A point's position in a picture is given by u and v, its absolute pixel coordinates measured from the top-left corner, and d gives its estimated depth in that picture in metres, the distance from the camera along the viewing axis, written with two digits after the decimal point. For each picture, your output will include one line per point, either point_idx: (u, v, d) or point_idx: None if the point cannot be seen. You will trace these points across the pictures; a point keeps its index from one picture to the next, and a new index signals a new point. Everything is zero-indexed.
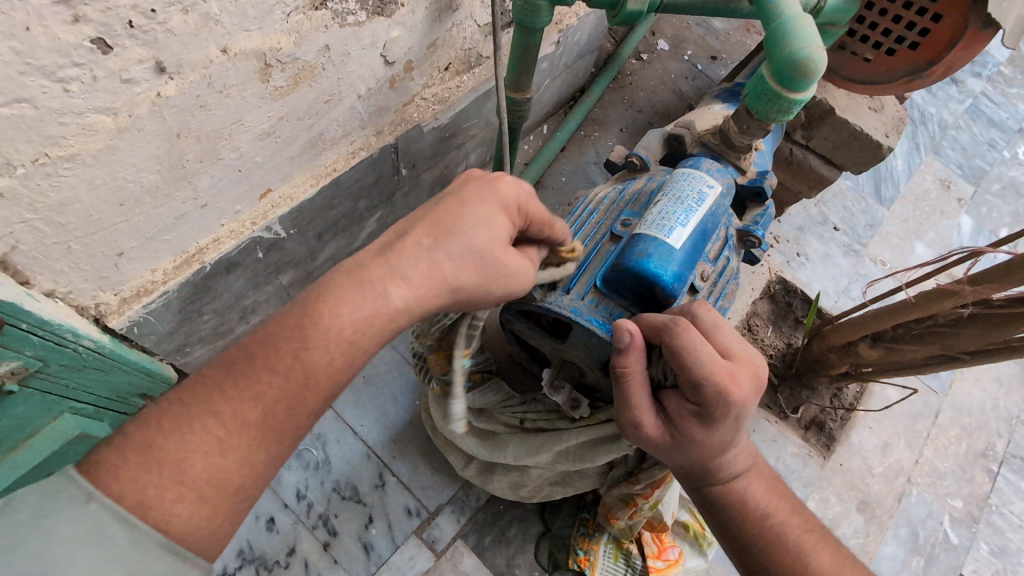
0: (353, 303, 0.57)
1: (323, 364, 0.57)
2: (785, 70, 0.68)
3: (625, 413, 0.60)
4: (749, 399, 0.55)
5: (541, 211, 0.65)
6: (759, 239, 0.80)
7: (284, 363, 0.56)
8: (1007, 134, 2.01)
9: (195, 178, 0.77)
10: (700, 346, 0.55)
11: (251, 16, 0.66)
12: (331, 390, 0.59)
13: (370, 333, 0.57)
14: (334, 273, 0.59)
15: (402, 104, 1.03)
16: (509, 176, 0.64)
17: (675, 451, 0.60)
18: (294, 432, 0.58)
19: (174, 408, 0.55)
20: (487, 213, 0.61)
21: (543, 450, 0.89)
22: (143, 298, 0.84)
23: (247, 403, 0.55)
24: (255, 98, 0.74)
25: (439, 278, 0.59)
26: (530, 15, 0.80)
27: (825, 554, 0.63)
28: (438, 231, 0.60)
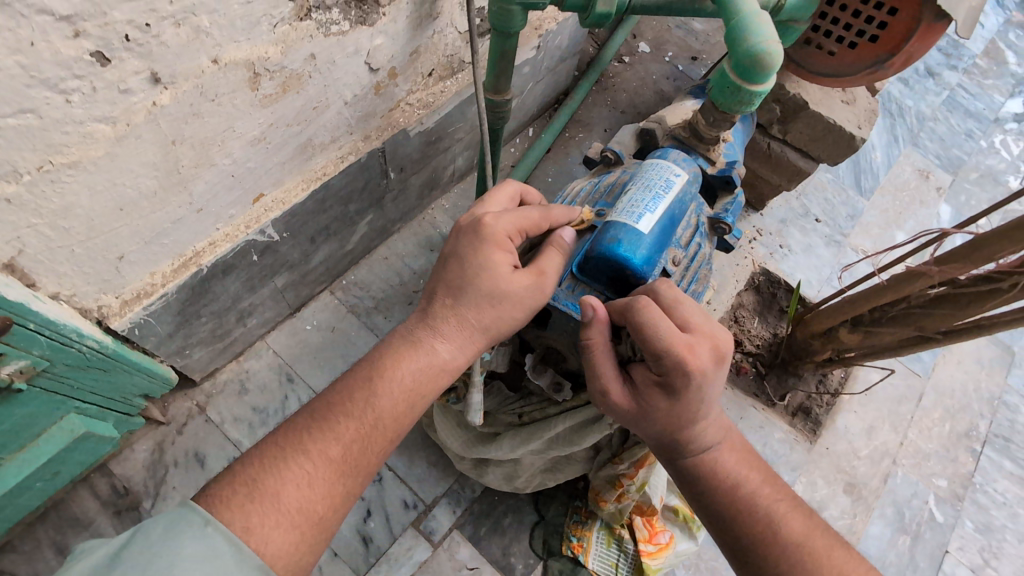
0: (407, 356, 0.65)
1: (389, 407, 0.62)
2: (744, 63, 0.72)
3: (595, 384, 0.65)
4: (708, 369, 0.59)
5: (530, 220, 0.69)
6: (729, 226, 0.84)
7: (358, 407, 0.61)
8: (984, 124, 2.06)
9: (190, 183, 0.81)
10: (659, 320, 0.59)
11: (239, 28, 0.70)
12: (400, 430, 0.63)
13: (426, 377, 0.65)
14: (393, 337, 0.67)
15: (388, 109, 1.07)
16: (491, 214, 0.68)
17: (644, 422, 0.64)
18: (369, 469, 0.62)
19: (270, 448, 0.58)
20: (487, 258, 0.66)
21: (534, 439, 0.90)
22: (143, 301, 0.88)
23: (329, 441, 0.59)
24: (245, 106, 0.79)
25: (470, 324, 0.66)
26: (505, 21, 0.84)
27: (796, 520, 0.65)
28: (455, 288, 0.66)
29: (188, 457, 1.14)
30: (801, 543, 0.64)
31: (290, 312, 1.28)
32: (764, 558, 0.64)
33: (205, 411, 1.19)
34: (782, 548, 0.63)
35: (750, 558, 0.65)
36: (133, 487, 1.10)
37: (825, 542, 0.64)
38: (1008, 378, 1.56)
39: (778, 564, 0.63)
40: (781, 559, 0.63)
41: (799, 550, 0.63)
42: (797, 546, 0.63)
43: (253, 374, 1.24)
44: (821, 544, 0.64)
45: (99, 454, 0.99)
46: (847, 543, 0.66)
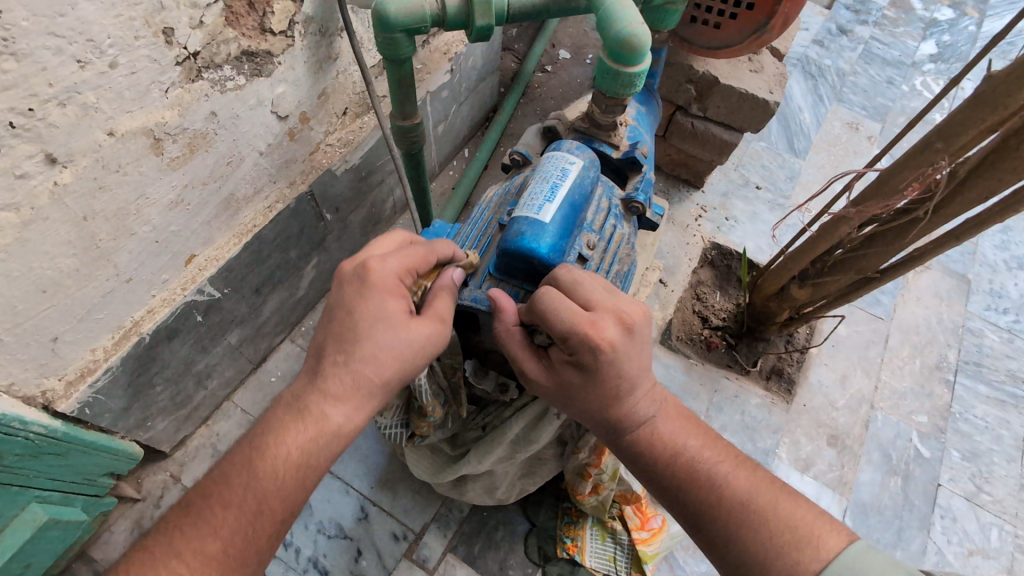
0: (296, 430, 0.64)
1: (274, 488, 0.64)
2: (616, 49, 0.75)
3: (516, 367, 0.69)
4: (616, 341, 0.62)
5: (417, 257, 0.70)
6: (642, 204, 0.87)
7: (235, 496, 0.63)
8: (902, 69, 2.14)
9: (113, 255, 0.82)
10: (558, 303, 0.62)
11: (129, 97, 0.73)
12: (289, 507, 0.65)
13: (317, 448, 0.65)
14: (275, 409, 0.67)
15: (309, 153, 1.10)
16: (376, 258, 0.68)
17: (568, 401, 0.67)
18: (257, 554, 0.64)
19: (143, 552, 0.61)
20: (378, 306, 0.66)
21: (494, 448, 0.92)
22: (88, 378, 0.88)
23: (206, 538, 0.62)
24: (152, 171, 0.81)
25: (364, 385, 0.66)
26: (393, 50, 0.88)
27: (740, 477, 0.67)
28: (345, 343, 0.65)
29: None
30: (746, 499, 0.65)
31: (251, 366, 1.28)
32: (712, 518, 0.66)
33: (180, 480, 1.18)
34: (727, 507, 0.65)
35: (702, 523, 0.67)
36: None
37: (770, 494, 0.65)
38: (968, 305, 1.59)
39: (725, 524, 0.65)
40: (728, 518, 0.65)
41: (744, 506, 0.65)
42: (741, 503, 0.65)
43: (224, 435, 1.23)
44: (767, 497, 0.65)
45: (70, 539, 0.99)
46: (796, 493, 0.67)
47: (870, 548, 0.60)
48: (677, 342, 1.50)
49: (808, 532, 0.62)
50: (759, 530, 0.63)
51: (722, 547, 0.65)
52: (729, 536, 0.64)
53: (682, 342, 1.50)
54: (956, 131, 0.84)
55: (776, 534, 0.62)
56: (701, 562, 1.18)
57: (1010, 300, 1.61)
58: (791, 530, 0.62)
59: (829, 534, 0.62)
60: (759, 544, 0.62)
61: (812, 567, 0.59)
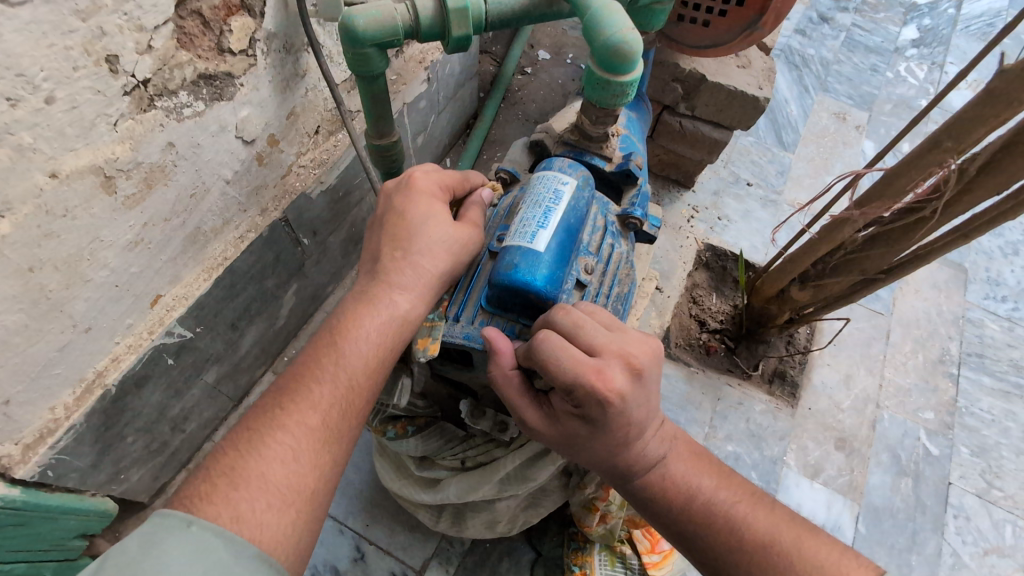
0: (372, 312, 0.65)
1: (362, 365, 0.63)
2: (606, 57, 0.70)
3: (514, 414, 0.64)
4: (626, 390, 0.57)
5: (453, 177, 0.74)
6: (640, 220, 0.81)
7: (328, 374, 0.62)
8: (886, 56, 2.11)
9: (67, 305, 0.75)
10: (560, 352, 0.56)
11: (71, 135, 0.66)
12: (377, 387, 0.65)
13: (396, 327, 0.65)
14: (345, 298, 0.67)
15: (280, 177, 1.03)
16: (419, 171, 0.72)
17: (574, 449, 0.63)
18: (353, 432, 0.63)
19: (243, 434, 0.58)
20: (427, 207, 0.69)
21: (482, 484, 0.87)
22: (48, 439, 0.80)
23: (306, 411, 0.59)
24: (106, 213, 0.74)
25: (430, 271, 0.67)
26: (364, 66, 0.81)
27: (759, 517, 0.64)
28: (401, 238, 0.68)
29: None
30: (768, 541, 0.62)
31: (232, 403, 1.21)
32: (732, 562, 0.63)
33: None
34: (747, 550, 0.62)
35: (721, 567, 0.64)
36: None
37: (792, 534, 0.62)
38: (967, 295, 1.57)
39: (748, 568, 0.61)
40: (751, 564, 0.61)
41: (765, 549, 0.62)
42: (760, 544, 0.62)
43: None
44: (788, 537, 0.62)
45: None
46: (816, 529, 0.64)
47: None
48: (676, 348, 1.46)
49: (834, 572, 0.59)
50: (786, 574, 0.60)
51: None
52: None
53: (680, 348, 1.46)
54: (964, 129, 0.80)
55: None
56: None
57: (1008, 287, 1.59)
58: (818, 571, 0.59)
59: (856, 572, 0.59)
60: None
61: None
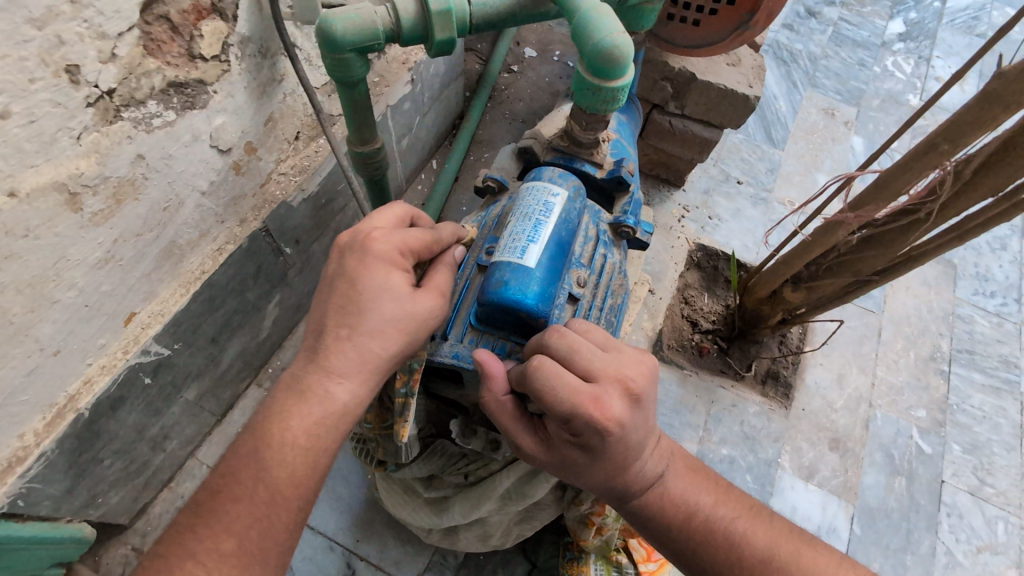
0: (300, 413, 0.61)
1: (286, 476, 0.60)
2: (596, 62, 0.67)
3: (508, 439, 0.62)
4: (624, 417, 0.55)
5: (421, 236, 0.67)
6: (632, 228, 0.79)
7: (247, 488, 0.59)
8: (873, 50, 2.10)
9: (34, 328, 0.71)
10: (557, 381, 0.53)
11: (30, 150, 0.62)
12: (305, 495, 0.61)
13: (325, 429, 0.62)
14: (275, 392, 0.64)
15: (259, 185, 0.99)
16: (379, 231, 0.65)
17: (569, 473, 0.61)
18: (277, 548, 0.59)
19: (156, 558, 0.56)
20: (380, 281, 0.63)
21: (485, 500, 0.85)
22: (18, 468, 0.76)
23: (220, 534, 0.57)
24: (72, 230, 0.70)
25: (372, 360, 0.63)
26: (344, 72, 0.77)
27: (758, 533, 0.63)
28: (348, 315, 0.62)
29: None
30: (768, 557, 0.61)
31: (216, 419, 1.17)
32: None
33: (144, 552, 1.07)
34: (747, 567, 0.61)
35: None
36: None
37: (790, 548, 0.61)
38: (957, 291, 1.57)
39: None
40: None
41: (765, 565, 0.61)
42: (760, 561, 0.61)
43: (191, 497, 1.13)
44: (787, 551, 0.61)
45: None
46: (813, 539, 0.64)
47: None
48: (669, 351, 1.44)
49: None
50: None
51: None
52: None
53: (673, 351, 1.44)
54: (961, 132, 0.78)
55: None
56: None
57: (997, 282, 1.59)
58: None
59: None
60: None
61: None
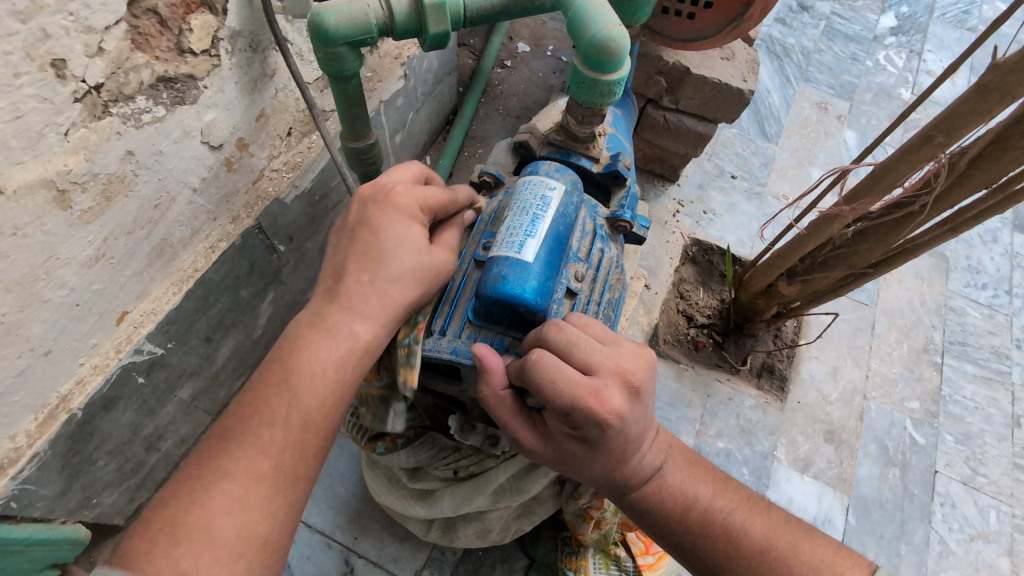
0: (326, 346, 0.61)
1: (316, 404, 0.60)
2: (592, 55, 0.66)
3: (507, 434, 0.62)
4: (624, 410, 0.54)
5: (440, 195, 0.68)
6: (629, 222, 0.78)
7: (279, 413, 0.58)
8: (865, 45, 2.10)
9: (23, 328, 0.70)
10: (557, 375, 0.53)
11: (17, 147, 0.61)
12: (332, 425, 0.61)
13: (349, 366, 0.62)
14: (297, 327, 0.63)
15: (251, 182, 0.98)
16: (402, 185, 0.66)
17: (569, 467, 0.61)
18: (308, 474, 0.60)
19: (188, 479, 0.55)
20: (402, 230, 0.63)
21: (477, 496, 0.86)
22: (10, 470, 0.75)
23: (256, 455, 0.57)
24: (61, 228, 0.69)
25: (394, 304, 0.63)
26: (337, 66, 0.76)
27: (757, 524, 0.63)
28: (370, 260, 0.63)
29: None
30: (766, 547, 0.61)
31: (210, 418, 1.16)
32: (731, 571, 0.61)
33: None
34: (746, 557, 0.61)
35: None
36: None
37: (787, 538, 0.61)
38: (949, 283, 1.58)
39: None
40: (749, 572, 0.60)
41: (763, 555, 0.61)
42: (758, 552, 0.61)
43: None
44: (784, 542, 0.61)
45: None
46: (810, 530, 0.64)
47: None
48: (665, 345, 1.44)
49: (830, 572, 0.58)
50: None
51: None
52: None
53: (669, 345, 1.44)
54: (955, 125, 0.79)
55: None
56: None
57: (988, 275, 1.60)
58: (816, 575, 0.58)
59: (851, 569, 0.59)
60: None
61: None
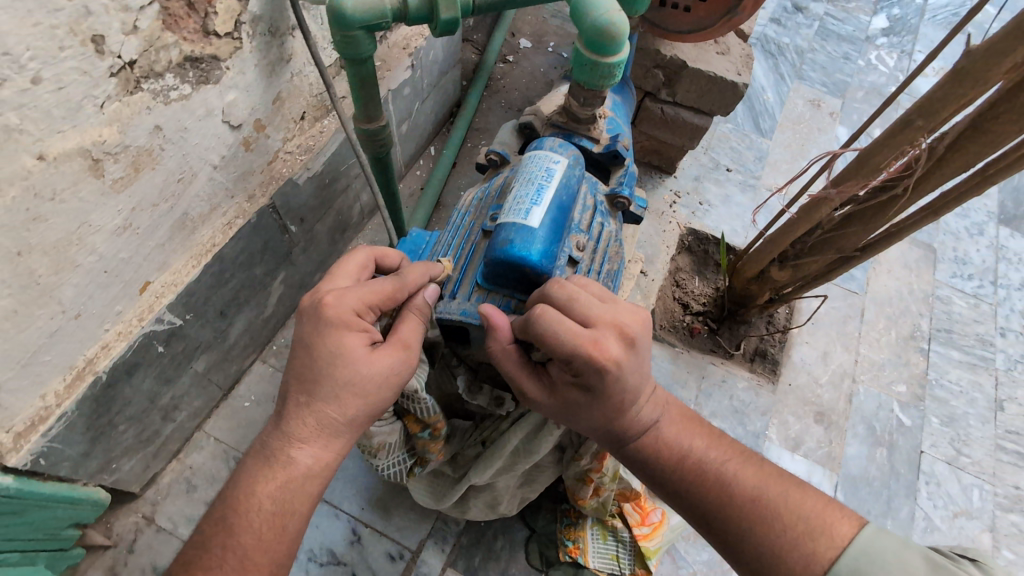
0: (264, 479, 0.62)
1: (254, 540, 0.61)
2: (594, 38, 0.71)
3: (515, 387, 0.67)
4: (620, 357, 0.59)
5: (378, 293, 0.66)
6: (627, 199, 0.83)
7: (217, 557, 0.60)
8: (857, 45, 2.16)
9: (56, 291, 0.74)
10: (559, 326, 0.58)
11: (58, 116, 0.65)
12: (277, 557, 0.62)
13: (289, 494, 0.62)
14: (245, 458, 0.65)
15: (266, 163, 1.03)
16: (333, 293, 0.65)
17: (571, 417, 0.66)
18: None
19: None
20: (336, 343, 0.63)
21: (497, 460, 0.87)
22: (40, 427, 0.80)
23: None
24: (94, 196, 0.73)
25: (330, 423, 0.64)
26: (353, 48, 0.81)
27: (750, 474, 0.67)
28: (305, 382, 0.63)
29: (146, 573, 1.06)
30: (758, 496, 0.65)
31: (222, 392, 1.20)
32: (724, 517, 0.66)
33: (154, 520, 1.10)
34: (739, 505, 0.65)
35: (714, 523, 0.67)
36: None
37: (779, 488, 0.65)
38: (936, 274, 1.63)
39: (740, 523, 0.65)
40: (742, 519, 0.64)
41: (755, 502, 0.65)
42: (750, 499, 0.65)
43: (198, 468, 1.16)
44: (776, 492, 0.65)
45: None
46: (804, 484, 0.67)
47: (883, 532, 0.61)
48: (661, 331, 1.49)
49: (818, 521, 0.63)
50: (776, 527, 0.63)
51: (737, 545, 0.65)
52: (744, 533, 0.64)
53: (665, 331, 1.49)
54: (934, 108, 0.84)
55: (788, 525, 0.62)
56: (702, 551, 1.21)
57: (974, 266, 1.66)
58: (805, 521, 0.62)
59: (840, 523, 0.63)
60: (777, 543, 0.62)
61: (828, 555, 0.61)
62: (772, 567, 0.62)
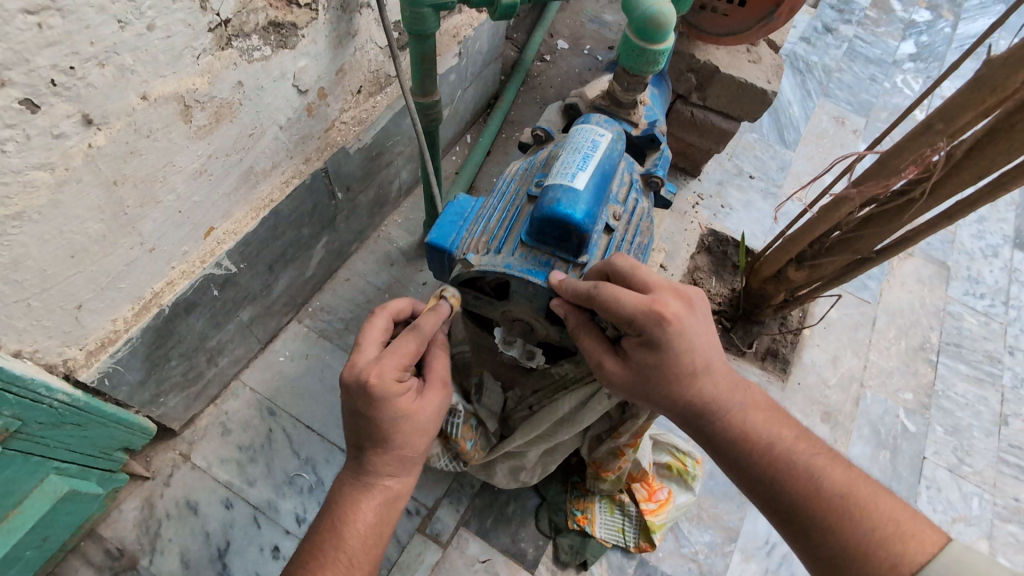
0: (362, 500, 0.73)
1: (359, 544, 0.72)
2: (643, 25, 0.79)
3: (596, 364, 0.75)
4: (680, 314, 0.69)
5: (411, 356, 0.74)
6: (660, 179, 0.90)
7: (331, 557, 0.70)
8: (884, 67, 2.22)
9: (138, 223, 0.82)
10: (620, 295, 0.68)
11: (163, 62, 0.73)
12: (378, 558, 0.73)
13: (383, 512, 0.74)
14: (338, 486, 0.75)
15: (324, 130, 1.10)
16: (375, 372, 0.71)
17: (652, 390, 0.72)
18: None
19: None
20: (392, 411, 0.71)
21: (544, 423, 0.96)
22: (109, 348, 0.87)
23: None
24: (181, 139, 0.81)
25: (407, 457, 0.75)
26: (419, 24, 0.89)
27: (835, 472, 0.70)
28: (377, 439, 0.73)
29: (180, 505, 1.13)
30: (844, 493, 0.68)
31: (259, 345, 1.28)
32: (807, 509, 0.69)
33: (190, 458, 1.17)
34: (824, 498, 0.68)
35: (799, 517, 0.70)
36: (128, 548, 1.08)
37: (866, 489, 0.69)
38: (949, 290, 1.67)
39: (824, 516, 0.68)
40: (825, 513, 0.68)
41: (839, 497, 0.68)
42: (834, 494, 0.68)
43: (233, 414, 1.23)
44: (863, 492, 0.68)
45: (85, 514, 1.00)
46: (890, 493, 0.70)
47: (971, 548, 0.62)
48: None
49: (906, 525, 0.65)
50: (860, 524, 0.66)
51: (820, 539, 0.68)
52: (826, 526, 0.67)
53: None
54: (954, 113, 0.90)
55: (874, 524, 0.65)
56: (705, 532, 1.25)
57: (986, 285, 1.70)
58: (893, 524, 0.65)
59: (926, 535, 0.65)
60: (861, 538, 0.65)
61: (915, 559, 0.63)
62: (855, 561, 0.65)
